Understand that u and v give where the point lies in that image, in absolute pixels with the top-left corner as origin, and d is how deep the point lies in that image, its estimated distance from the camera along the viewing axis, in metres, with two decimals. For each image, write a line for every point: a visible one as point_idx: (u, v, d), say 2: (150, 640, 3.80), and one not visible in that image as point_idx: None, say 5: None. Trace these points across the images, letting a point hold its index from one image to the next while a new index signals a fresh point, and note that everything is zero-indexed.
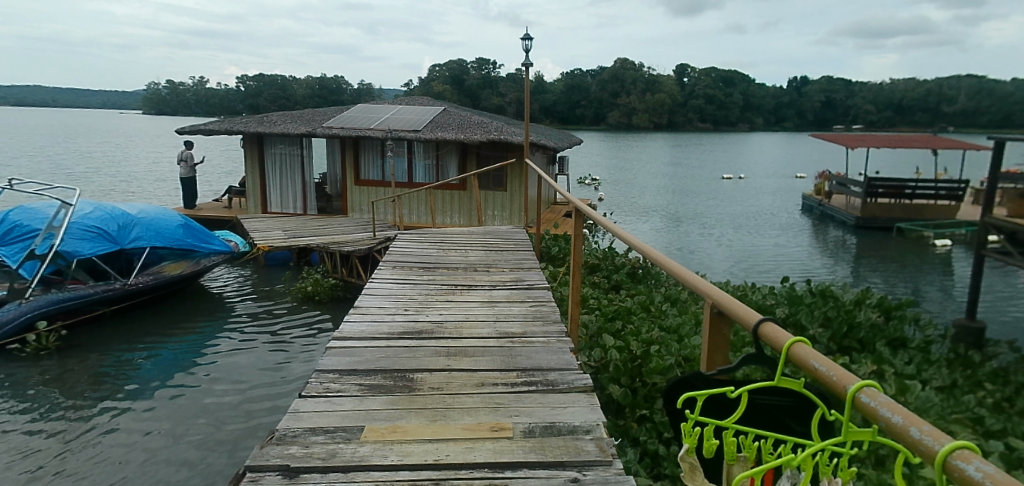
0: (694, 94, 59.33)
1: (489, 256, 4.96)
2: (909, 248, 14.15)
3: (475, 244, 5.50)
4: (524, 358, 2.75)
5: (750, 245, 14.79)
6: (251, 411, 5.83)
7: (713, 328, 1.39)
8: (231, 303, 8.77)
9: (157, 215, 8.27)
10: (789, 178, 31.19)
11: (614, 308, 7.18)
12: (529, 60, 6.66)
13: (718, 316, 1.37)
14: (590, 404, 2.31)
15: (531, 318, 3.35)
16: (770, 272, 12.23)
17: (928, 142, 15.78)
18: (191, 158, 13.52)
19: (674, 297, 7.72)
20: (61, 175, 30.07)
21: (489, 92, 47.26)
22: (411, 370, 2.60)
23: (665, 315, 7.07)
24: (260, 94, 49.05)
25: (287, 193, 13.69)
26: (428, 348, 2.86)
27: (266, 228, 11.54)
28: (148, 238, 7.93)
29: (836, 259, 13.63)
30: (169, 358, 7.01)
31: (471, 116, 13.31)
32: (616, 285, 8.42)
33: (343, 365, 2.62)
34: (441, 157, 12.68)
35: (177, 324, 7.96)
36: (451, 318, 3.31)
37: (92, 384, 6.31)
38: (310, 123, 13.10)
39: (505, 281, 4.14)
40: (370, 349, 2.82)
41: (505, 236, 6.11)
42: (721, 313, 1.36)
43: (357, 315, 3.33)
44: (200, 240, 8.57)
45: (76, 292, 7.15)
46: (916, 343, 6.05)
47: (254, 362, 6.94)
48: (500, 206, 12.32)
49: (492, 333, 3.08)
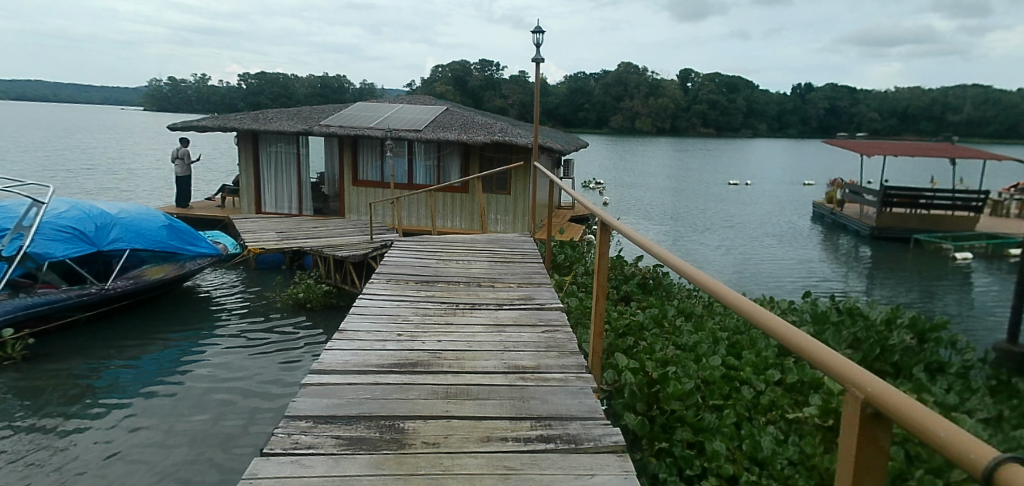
0: (699, 100, 58.96)
1: (493, 268, 4.50)
2: (926, 261, 13.65)
3: (478, 254, 5.04)
4: (538, 403, 2.27)
5: (759, 255, 14.37)
6: (229, 431, 5.33)
7: (863, 438, 1.00)
8: (221, 308, 8.35)
9: (139, 215, 7.79)
10: (796, 186, 30.71)
11: (625, 322, 6.72)
12: (540, 56, 6.19)
13: (872, 416, 0.98)
14: (624, 472, 1.81)
15: (544, 347, 2.86)
16: (783, 284, 11.76)
17: (946, 152, 15.29)
18: (184, 155, 13.06)
19: (689, 311, 7.26)
20: (58, 171, 29.69)
21: (492, 94, 46.76)
22: (402, 417, 2.13)
23: (680, 331, 6.60)
24: (262, 92, 48.82)
25: (283, 192, 13.25)
26: (424, 388, 2.37)
27: (259, 230, 11.09)
28: (129, 239, 7.44)
29: (848, 270, 13.16)
30: (148, 369, 6.58)
31: (474, 117, 12.86)
32: (626, 297, 7.99)
33: (319, 411, 2.14)
34: (443, 158, 12.22)
35: (159, 331, 7.51)
36: (451, 347, 2.82)
37: (62, 398, 5.85)
38: (307, 121, 12.65)
39: (513, 299, 3.67)
40: (353, 389, 2.33)
41: (511, 244, 5.64)
42: (875, 413, 0.97)
43: (342, 341, 2.86)
44: (185, 242, 8.09)
45: (47, 297, 6.66)
46: (954, 369, 5.57)
47: (239, 375, 6.48)
48: (504, 210, 11.86)
49: (500, 367, 2.61)
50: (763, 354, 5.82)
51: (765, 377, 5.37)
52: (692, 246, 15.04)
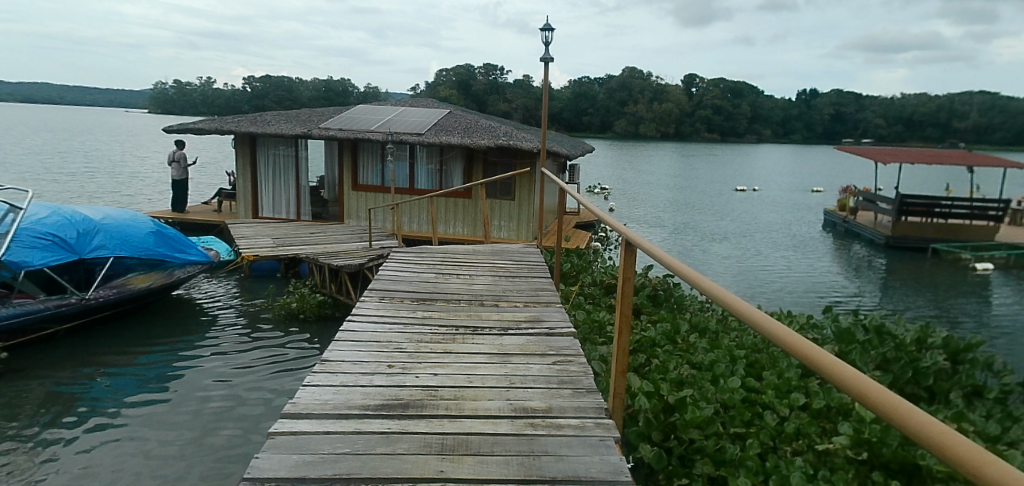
0: (704, 105, 58.64)
1: (497, 284, 4.11)
2: (942, 272, 13.20)
3: (480, 267, 4.67)
4: (551, 460, 1.88)
5: (769, 263, 13.95)
6: (209, 454, 4.94)
7: None
8: (212, 317, 8.00)
9: (125, 221, 7.44)
10: (804, 193, 30.29)
11: (636, 338, 6.36)
12: (548, 55, 5.83)
13: None
14: None
15: (556, 383, 2.47)
16: (796, 295, 11.34)
17: (964, 159, 14.93)
18: (180, 158, 12.74)
19: (703, 326, 6.87)
20: (60, 173, 29.49)
21: (497, 98, 46.54)
22: (385, 480, 1.74)
23: (695, 348, 6.22)
24: (267, 95, 48.74)
25: (280, 197, 12.92)
26: (414, 438, 1.99)
27: (254, 235, 10.74)
28: (113, 246, 7.07)
29: (864, 281, 12.72)
30: (133, 382, 6.24)
31: (477, 120, 12.52)
32: (635, 309, 7.64)
33: (284, 472, 1.76)
34: (445, 163, 11.87)
35: (145, 342, 7.16)
36: (448, 382, 2.44)
37: (36, 417, 5.49)
38: (306, 124, 12.33)
39: (520, 321, 3.29)
40: (331, 442, 1.94)
41: (515, 255, 5.27)
42: None
43: (324, 374, 2.48)
44: (173, 249, 7.75)
45: (23, 308, 6.28)
46: (994, 393, 5.18)
47: (226, 389, 6.12)
48: (508, 216, 11.49)
49: (506, 409, 2.22)
50: (786, 375, 5.42)
51: (788, 401, 4.98)
52: (700, 254, 14.65)
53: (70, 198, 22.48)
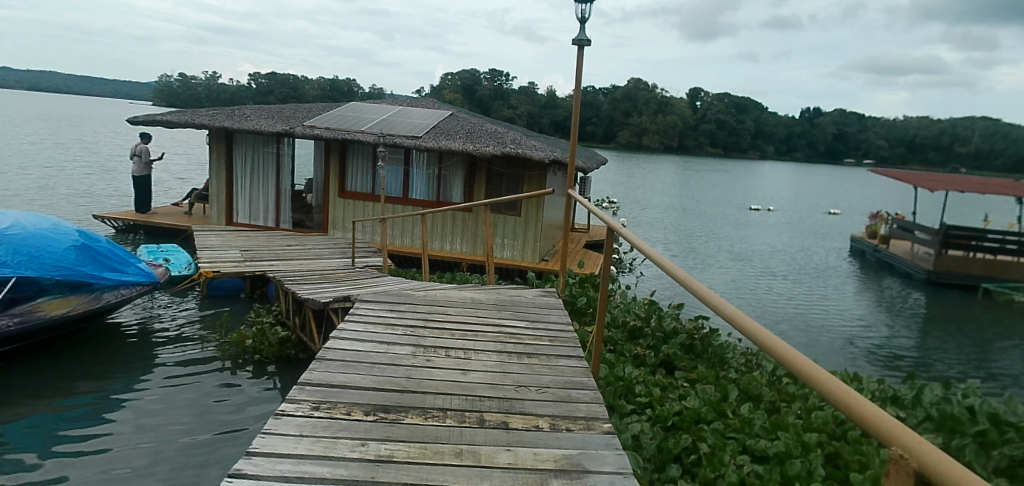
0: (708, 119, 57.62)
1: (505, 375, 2.69)
2: (992, 316, 11.84)
3: (479, 335, 3.26)
4: None
5: (798, 294, 12.54)
6: None
7: None
8: (154, 349, 6.63)
9: (38, 233, 6.10)
10: (819, 214, 29.02)
11: (677, 409, 4.97)
12: (584, 37, 4.49)
13: None
14: None
15: None
16: (833, 335, 9.96)
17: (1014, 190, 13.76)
18: (146, 153, 11.30)
19: (755, 392, 5.46)
20: (39, 164, 28.10)
21: (500, 104, 45.35)
22: None
23: (749, 423, 4.82)
24: (268, 93, 47.60)
25: (257, 201, 11.52)
26: None
27: (221, 246, 9.35)
28: (17, 263, 5.70)
29: (904, 321, 11.35)
30: (32, 436, 4.88)
31: (483, 124, 11.15)
32: (666, 361, 6.29)
33: None
34: (444, 171, 10.49)
35: (67, 381, 5.84)
36: None
37: None
38: (289, 120, 10.98)
39: (545, 477, 1.87)
40: None
41: (527, 310, 3.87)
42: None
43: None
44: (102, 267, 6.38)
45: None
46: None
47: (143, 451, 4.69)
48: (511, 234, 10.12)
49: None
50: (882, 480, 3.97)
51: None
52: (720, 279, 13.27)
53: (47, 190, 21.01)
